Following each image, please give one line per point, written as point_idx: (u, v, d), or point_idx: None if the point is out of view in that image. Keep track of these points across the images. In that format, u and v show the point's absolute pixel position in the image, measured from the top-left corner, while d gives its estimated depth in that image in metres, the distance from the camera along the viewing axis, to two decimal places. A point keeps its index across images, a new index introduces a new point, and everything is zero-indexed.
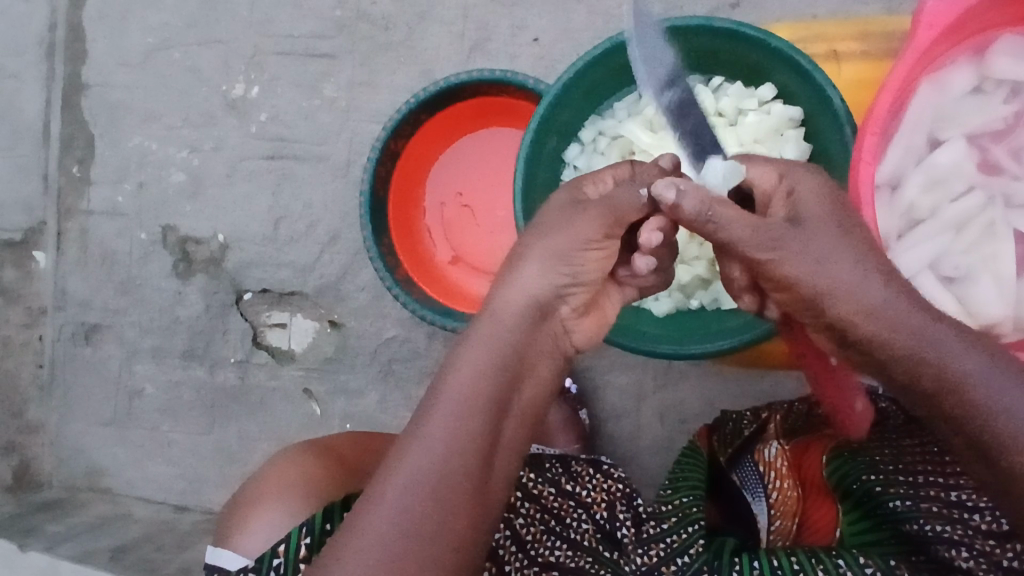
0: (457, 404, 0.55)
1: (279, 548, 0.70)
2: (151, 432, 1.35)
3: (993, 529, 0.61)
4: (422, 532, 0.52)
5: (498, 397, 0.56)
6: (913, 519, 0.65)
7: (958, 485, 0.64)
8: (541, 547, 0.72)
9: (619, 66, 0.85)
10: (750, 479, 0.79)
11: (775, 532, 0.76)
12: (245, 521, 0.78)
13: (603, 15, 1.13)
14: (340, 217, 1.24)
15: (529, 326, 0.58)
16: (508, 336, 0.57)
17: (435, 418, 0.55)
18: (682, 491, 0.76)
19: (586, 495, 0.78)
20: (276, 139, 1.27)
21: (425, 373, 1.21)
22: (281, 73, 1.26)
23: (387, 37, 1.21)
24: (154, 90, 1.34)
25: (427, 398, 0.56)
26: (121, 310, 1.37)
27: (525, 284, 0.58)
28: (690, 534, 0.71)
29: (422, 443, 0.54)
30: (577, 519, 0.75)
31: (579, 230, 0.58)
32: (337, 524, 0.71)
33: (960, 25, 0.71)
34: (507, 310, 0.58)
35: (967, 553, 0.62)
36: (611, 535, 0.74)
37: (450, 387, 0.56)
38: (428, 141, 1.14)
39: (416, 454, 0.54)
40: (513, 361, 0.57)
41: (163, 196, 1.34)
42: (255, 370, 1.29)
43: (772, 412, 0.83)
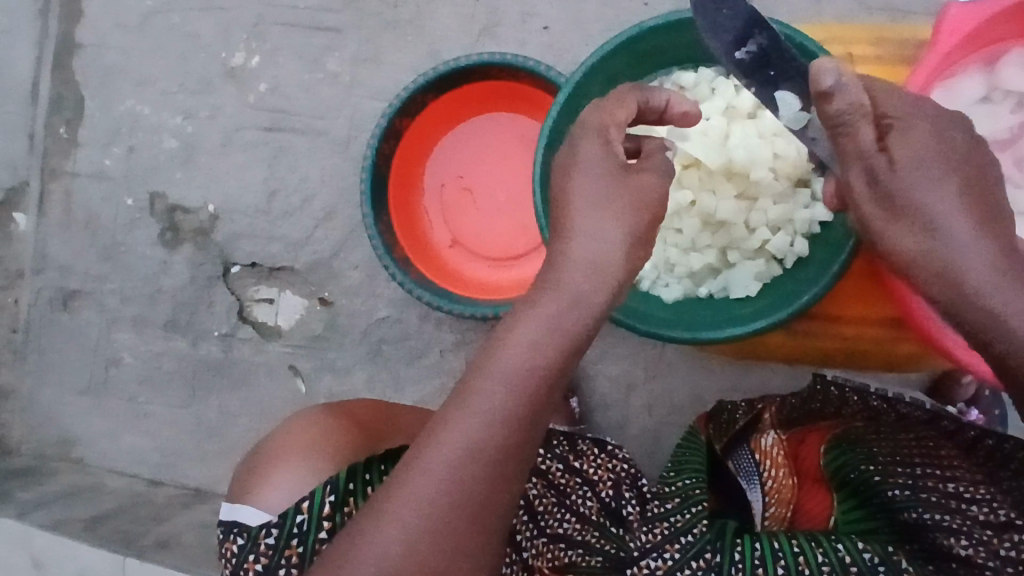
0: (510, 373, 0.57)
1: (303, 505, 0.74)
2: (127, 404, 1.32)
3: (991, 519, 0.65)
4: (473, 483, 0.56)
5: (549, 369, 0.58)
6: (913, 508, 0.69)
7: (954, 478, 0.69)
8: (551, 519, 0.78)
9: (640, 55, 0.85)
10: (748, 467, 0.83)
11: (770, 518, 0.81)
12: (265, 479, 0.81)
13: (614, 7, 1.13)
14: (337, 193, 1.23)
15: (596, 305, 0.60)
16: (573, 314, 0.59)
17: (489, 380, 0.58)
18: (684, 475, 0.80)
19: (593, 473, 0.83)
20: (275, 111, 1.25)
21: (414, 354, 1.20)
22: (283, 44, 1.25)
23: (395, 15, 1.20)
24: (151, 53, 1.31)
25: (484, 360, 0.59)
26: (103, 276, 1.33)
27: (592, 260, 0.61)
28: (695, 513, 0.74)
29: (472, 404, 0.57)
30: (582, 496, 0.80)
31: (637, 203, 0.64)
32: (359, 485, 0.76)
33: (981, 33, 0.74)
34: (569, 276, 0.60)
35: (967, 541, 0.65)
36: (616, 512, 0.79)
37: (508, 354, 0.58)
38: (433, 123, 1.14)
39: (472, 409, 0.57)
40: (576, 328, 0.59)
41: (153, 161, 1.31)
42: (240, 344, 1.27)
43: (766, 403, 0.88)
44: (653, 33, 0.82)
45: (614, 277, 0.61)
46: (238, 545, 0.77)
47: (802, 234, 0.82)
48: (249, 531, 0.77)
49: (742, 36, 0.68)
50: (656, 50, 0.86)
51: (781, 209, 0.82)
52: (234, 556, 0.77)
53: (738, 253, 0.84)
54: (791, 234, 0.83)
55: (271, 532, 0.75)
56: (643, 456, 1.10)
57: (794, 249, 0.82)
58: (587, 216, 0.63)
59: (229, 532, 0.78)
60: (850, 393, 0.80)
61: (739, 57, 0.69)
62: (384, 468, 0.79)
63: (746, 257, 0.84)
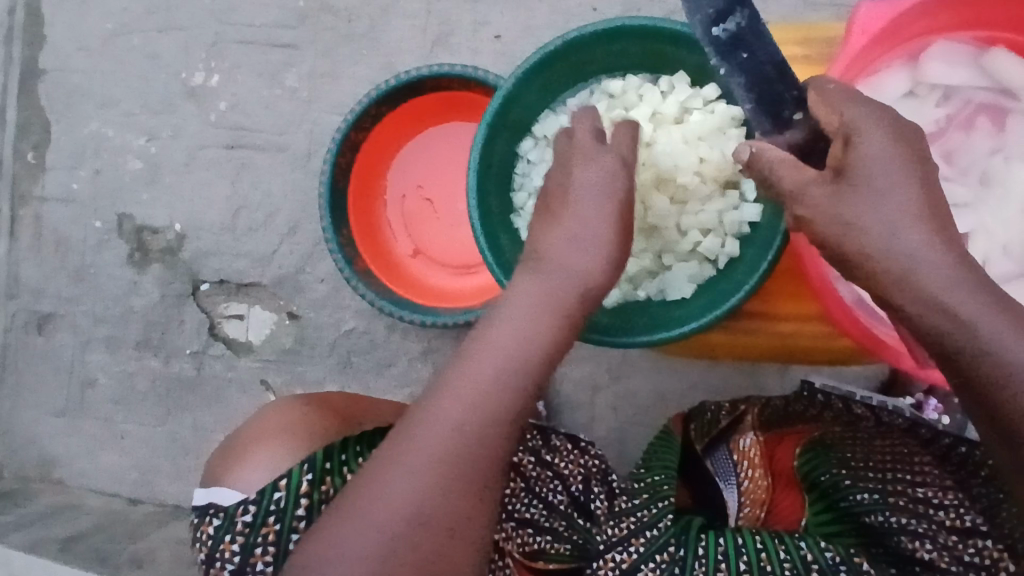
0: (524, 318, 0.67)
1: (281, 483, 0.76)
2: (104, 424, 1.33)
3: (957, 525, 0.70)
4: (488, 408, 0.63)
5: (559, 318, 0.68)
6: (879, 511, 0.73)
7: (924, 483, 0.72)
8: (517, 504, 0.81)
9: (576, 63, 0.86)
10: (725, 468, 0.84)
11: (742, 517, 0.81)
12: (244, 463, 0.82)
13: (564, 14, 1.14)
14: (301, 207, 1.24)
15: (591, 268, 0.69)
16: (576, 272, 0.69)
17: (505, 324, 0.67)
18: (655, 470, 0.79)
19: (564, 467, 0.84)
20: (236, 128, 1.26)
21: (383, 364, 1.21)
22: (241, 61, 1.26)
23: (349, 29, 1.21)
24: (113, 75, 1.32)
25: (500, 309, 0.69)
26: (75, 299, 1.34)
27: (585, 232, 0.71)
28: (660, 509, 0.75)
29: (490, 342, 0.66)
30: (552, 491, 0.82)
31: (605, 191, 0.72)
32: (336, 464, 0.78)
33: (899, 29, 0.74)
34: (560, 273, 0.69)
35: (930, 545, 0.70)
36: (583, 505, 0.81)
37: (521, 301, 0.68)
38: (387, 134, 1.15)
39: (467, 380, 0.64)
40: (568, 320, 0.68)
41: (119, 182, 1.32)
42: (211, 361, 1.28)
43: (749, 405, 0.87)
44: (581, 44, 0.83)
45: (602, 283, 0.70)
46: (215, 525, 0.78)
47: (733, 235, 0.83)
48: (225, 510, 0.78)
49: (723, 11, 0.62)
50: (587, 61, 0.87)
51: (713, 210, 0.83)
52: (210, 537, 0.78)
53: (673, 255, 0.85)
54: (722, 236, 0.84)
55: (249, 508, 0.77)
56: (609, 458, 1.10)
57: (725, 249, 0.83)
58: (584, 225, 0.71)
59: (206, 513, 0.80)
60: (835, 398, 0.81)
61: (716, 34, 0.62)
62: (360, 448, 0.81)
63: (680, 259, 0.86)
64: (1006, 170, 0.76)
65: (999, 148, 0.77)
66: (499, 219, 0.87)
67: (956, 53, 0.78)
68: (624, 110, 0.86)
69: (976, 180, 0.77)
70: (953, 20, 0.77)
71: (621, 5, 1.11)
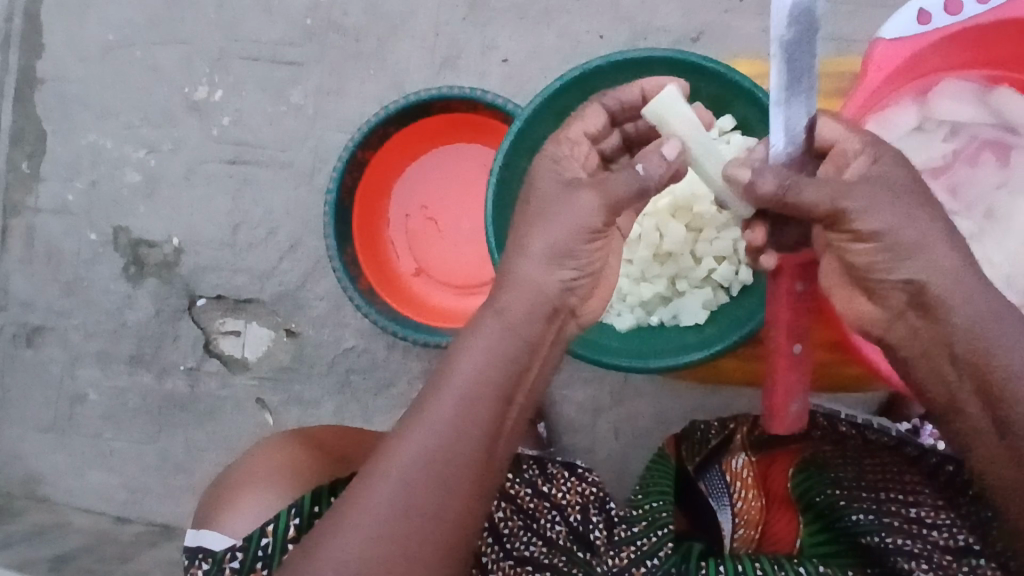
0: (466, 386, 0.59)
1: (268, 528, 0.76)
2: (93, 440, 1.31)
3: (950, 544, 0.71)
4: (433, 485, 0.58)
5: (503, 384, 0.60)
6: (874, 532, 0.73)
7: (916, 503, 0.74)
8: (517, 543, 0.79)
9: (591, 90, 0.88)
10: (717, 488, 0.86)
11: (738, 539, 0.83)
12: (232, 505, 0.82)
13: (571, 40, 1.15)
14: (302, 224, 1.23)
15: (535, 324, 0.61)
16: (522, 330, 0.61)
17: (446, 393, 0.59)
18: (652, 496, 0.81)
19: (561, 497, 0.83)
20: (238, 143, 1.26)
21: (382, 384, 1.20)
22: (246, 77, 1.26)
23: (357, 48, 1.22)
24: (113, 87, 1.31)
25: (441, 373, 0.61)
26: (67, 311, 1.32)
27: (533, 278, 0.62)
28: (660, 537, 0.76)
29: (431, 413, 0.59)
30: (551, 521, 0.81)
31: (574, 219, 0.61)
32: (324, 507, 0.77)
33: (912, 65, 0.76)
34: (502, 332, 0.61)
35: (927, 565, 0.70)
36: (583, 536, 0.80)
37: (461, 367, 0.60)
38: (395, 154, 1.15)
39: (408, 447, 0.59)
40: (511, 384, 0.61)
41: (117, 195, 1.30)
42: (206, 378, 1.26)
43: (738, 423, 0.88)
44: (601, 74, 0.85)
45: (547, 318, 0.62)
46: (203, 570, 0.78)
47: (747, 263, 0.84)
48: (212, 557, 0.78)
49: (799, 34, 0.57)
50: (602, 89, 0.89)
51: (728, 239, 0.84)
52: None
53: (686, 283, 0.86)
54: (737, 264, 0.85)
55: (236, 555, 0.76)
56: (610, 481, 1.10)
57: (739, 277, 0.85)
58: (544, 250, 0.62)
59: (194, 558, 0.80)
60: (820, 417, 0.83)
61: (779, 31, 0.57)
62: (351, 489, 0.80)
63: (694, 286, 0.87)
64: (1009, 206, 0.78)
65: (1003, 183, 0.80)
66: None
67: (964, 90, 0.80)
68: None
69: (981, 214, 0.79)
70: (962, 59, 0.79)
71: (628, 32, 1.13)
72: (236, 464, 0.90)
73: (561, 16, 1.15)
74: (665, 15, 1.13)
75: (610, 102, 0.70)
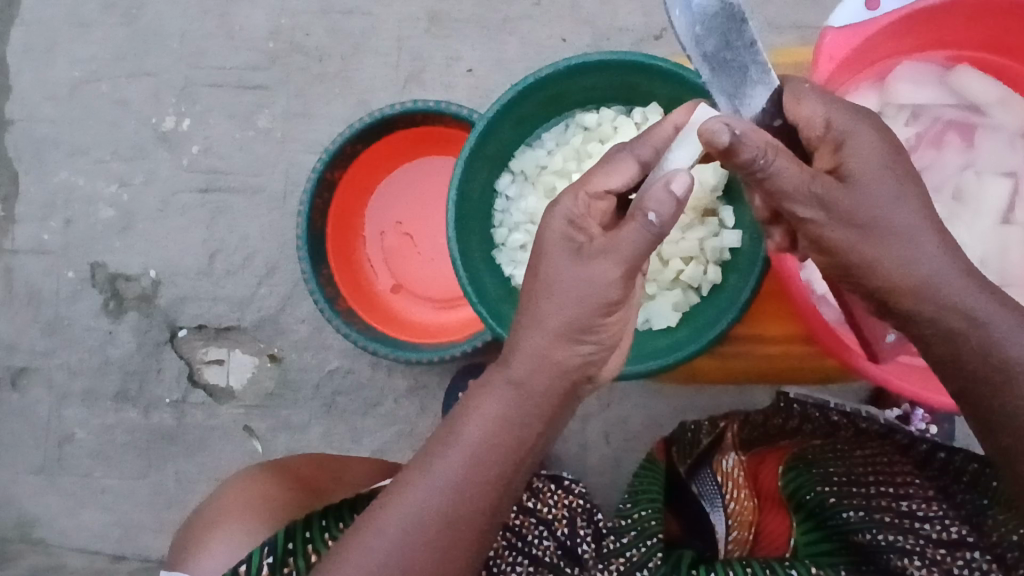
0: (471, 449, 0.58)
1: (241, 568, 0.75)
2: (83, 480, 1.30)
3: (943, 538, 0.68)
4: (431, 547, 0.58)
5: (510, 449, 0.59)
6: (867, 529, 0.71)
7: (907, 495, 0.71)
8: (501, 563, 0.78)
9: (546, 98, 0.86)
10: (709, 490, 0.87)
11: (732, 542, 0.83)
12: (205, 545, 0.82)
13: (534, 46, 1.15)
14: (278, 249, 1.23)
15: (549, 393, 0.60)
16: (538, 397, 0.60)
17: (450, 454, 0.59)
18: (641, 505, 0.82)
19: (547, 512, 0.83)
20: (209, 171, 1.25)
21: (369, 404, 1.19)
22: (213, 105, 1.25)
23: (321, 68, 1.21)
24: (82, 124, 1.31)
25: (448, 432, 0.60)
26: (49, 351, 1.31)
27: (547, 347, 0.59)
28: (649, 547, 0.76)
29: (434, 473, 0.59)
30: (539, 536, 0.80)
31: (598, 286, 0.58)
32: (299, 544, 0.77)
33: (866, 51, 0.75)
34: (511, 397, 0.59)
35: (920, 561, 0.67)
36: (571, 550, 0.79)
37: (468, 430, 0.59)
38: (364, 172, 1.14)
39: (406, 505, 0.58)
40: (520, 451, 0.59)
41: (92, 232, 1.29)
42: (192, 410, 1.25)
43: (729, 421, 0.91)
44: (553, 79, 0.83)
45: (562, 387, 0.60)
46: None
47: (714, 262, 0.87)
48: None
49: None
50: (559, 94, 0.87)
51: (693, 238, 0.87)
52: None
53: (656, 284, 0.88)
54: (704, 263, 0.87)
55: None
56: (603, 487, 1.10)
57: (708, 276, 0.86)
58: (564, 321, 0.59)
59: None
60: (813, 409, 0.82)
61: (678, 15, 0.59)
62: (326, 523, 0.79)
63: (664, 288, 0.88)
64: (976, 186, 0.78)
65: (969, 163, 0.79)
66: (479, 257, 0.87)
67: (922, 72, 0.80)
68: (601, 144, 0.89)
69: (950, 196, 0.79)
70: (918, 42, 0.79)
71: (591, 34, 1.13)
72: (214, 496, 0.90)
73: (523, 23, 1.15)
74: (627, 15, 1.12)
75: (639, 149, 0.63)
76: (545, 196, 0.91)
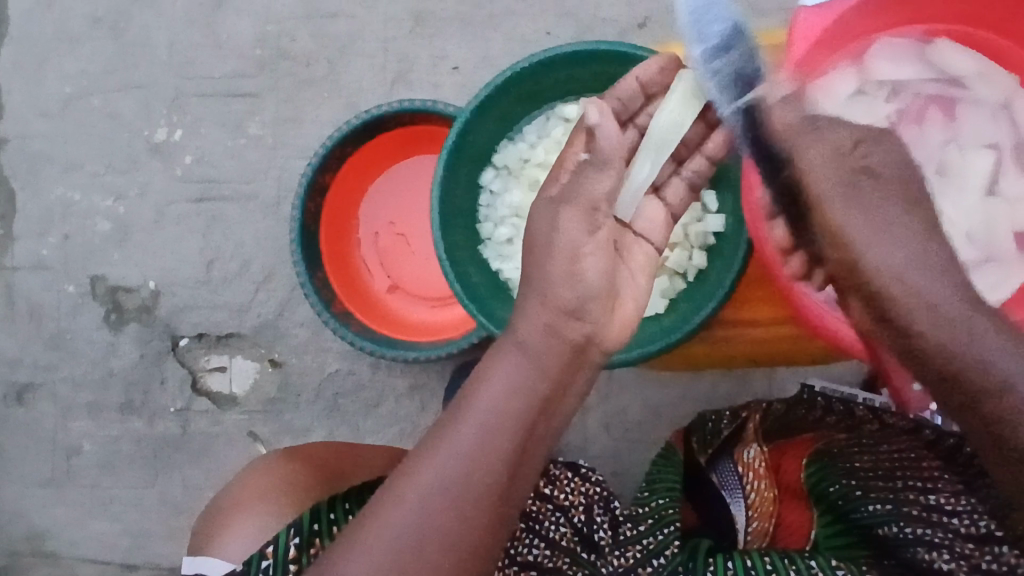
0: (485, 416, 0.60)
1: (268, 550, 0.77)
2: (93, 491, 1.31)
3: (971, 532, 0.66)
4: (450, 513, 0.58)
5: (523, 415, 0.60)
6: (892, 522, 0.71)
7: (935, 489, 0.70)
8: (519, 546, 0.80)
9: (527, 91, 0.87)
10: (730, 480, 0.88)
11: (752, 532, 0.84)
12: (233, 525, 0.87)
13: (519, 41, 1.15)
14: (273, 254, 1.23)
15: (556, 356, 0.62)
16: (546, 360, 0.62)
17: (465, 423, 0.60)
18: (658, 494, 0.84)
19: (564, 499, 0.86)
20: (202, 181, 1.26)
21: (370, 405, 1.20)
22: (203, 114, 1.26)
23: (309, 73, 1.22)
24: (76, 139, 1.32)
25: (462, 402, 0.61)
26: (53, 365, 1.32)
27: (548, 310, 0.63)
28: (666, 535, 0.78)
29: (451, 440, 0.60)
30: (556, 523, 0.83)
31: (570, 236, 0.65)
32: (325, 525, 0.79)
33: (842, 29, 0.75)
34: (520, 361, 0.62)
35: (948, 555, 0.67)
36: (588, 537, 0.83)
37: (481, 396, 0.61)
38: (355, 174, 1.15)
39: (425, 471, 0.59)
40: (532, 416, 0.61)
41: (90, 246, 1.30)
42: (196, 417, 1.27)
43: (751, 412, 0.91)
44: (533, 71, 0.84)
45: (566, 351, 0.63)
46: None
47: (699, 247, 0.89)
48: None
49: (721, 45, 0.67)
50: (541, 85, 0.87)
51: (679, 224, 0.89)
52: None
53: None
54: (690, 249, 0.89)
55: None
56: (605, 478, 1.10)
57: (693, 262, 0.88)
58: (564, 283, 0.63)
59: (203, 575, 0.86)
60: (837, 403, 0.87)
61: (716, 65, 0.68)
62: (349, 505, 0.81)
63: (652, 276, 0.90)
64: (961, 162, 0.78)
65: (952, 139, 0.80)
66: (465, 253, 0.88)
67: (900, 50, 0.80)
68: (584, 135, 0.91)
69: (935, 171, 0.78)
70: (895, 18, 0.79)
71: (575, 26, 1.13)
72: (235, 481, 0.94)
73: (507, 18, 1.15)
74: (610, 5, 1.12)
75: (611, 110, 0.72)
76: (528, 189, 0.92)
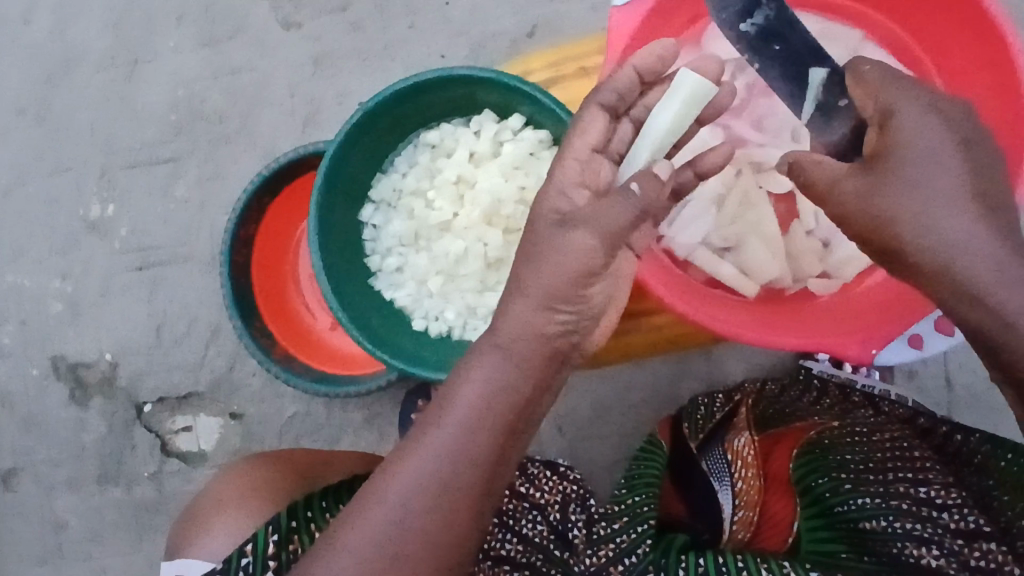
0: (466, 414, 0.59)
1: (247, 548, 0.79)
2: (86, 563, 1.33)
3: (961, 527, 0.71)
4: (431, 508, 0.58)
5: (507, 415, 0.60)
6: (883, 516, 0.75)
7: (927, 481, 0.75)
8: (491, 541, 0.82)
9: (386, 126, 0.97)
10: (719, 468, 0.90)
11: (737, 522, 0.86)
12: (209, 529, 0.89)
13: (416, 66, 1.18)
14: (216, 310, 1.27)
15: (538, 366, 0.61)
16: (535, 362, 0.61)
17: (450, 416, 0.59)
18: (636, 491, 0.87)
19: (541, 496, 0.87)
20: (141, 249, 1.29)
21: (331, 441, 1.22)
22: (132, 185, 1.29)
23: (223, 129, 1.25)
24: (17, 227, 1.35)
25: (445, 398, 0.61)
26: (30, 448, 1.35)
27: (532, 317, 0.61)
28: (639, 534, 0.80)
29: (435, 435, 0.59)
30: (533, 520, 0.84)
31: (564, 263, 0.61)
32: (302, 522, 0.82)
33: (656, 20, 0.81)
34: (506, 363, 0.60)
35: (937, 551, 0.70)
36: (563, 534, 0.84)
37: (466, 388, 0.60)
38: (280, 221, 1.18)
39: (409, 464, 0.59)
40: (514, 414, 0.60)
41: (46, 328, 1.34)
42: (170, 478, 1.29)
43: (743, 397, 0.99)
44: (388, 107, 0.93)
45: (550, 365, 0.62)
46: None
47: None
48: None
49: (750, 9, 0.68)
50: (400, 117, 0.97)
51: None
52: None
53: None
54: None
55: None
56: None
57: None
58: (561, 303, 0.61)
59: None
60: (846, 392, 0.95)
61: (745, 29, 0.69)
62: (326, 504, 0.85)
63: None
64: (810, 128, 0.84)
65: None
66: (352, 285, 0.98)
67: None
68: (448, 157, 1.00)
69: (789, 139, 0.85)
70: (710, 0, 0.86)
71: (466, 44, 1.16)
72: (209, 489, 0.96)
73: (401, 47, 1.18)
74: (496, 20, 1.15)
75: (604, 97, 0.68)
76: (407, 218, 1.01)
